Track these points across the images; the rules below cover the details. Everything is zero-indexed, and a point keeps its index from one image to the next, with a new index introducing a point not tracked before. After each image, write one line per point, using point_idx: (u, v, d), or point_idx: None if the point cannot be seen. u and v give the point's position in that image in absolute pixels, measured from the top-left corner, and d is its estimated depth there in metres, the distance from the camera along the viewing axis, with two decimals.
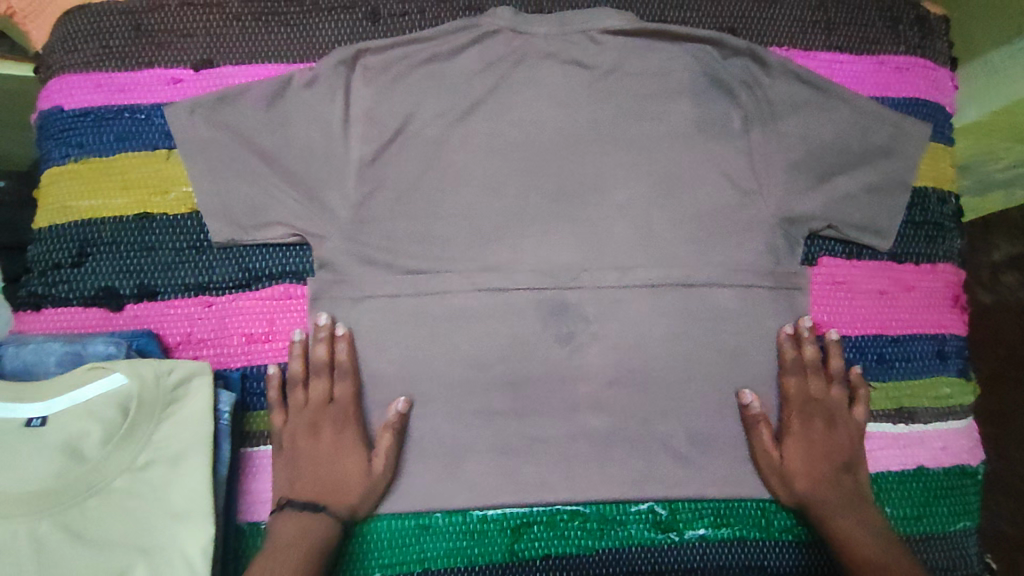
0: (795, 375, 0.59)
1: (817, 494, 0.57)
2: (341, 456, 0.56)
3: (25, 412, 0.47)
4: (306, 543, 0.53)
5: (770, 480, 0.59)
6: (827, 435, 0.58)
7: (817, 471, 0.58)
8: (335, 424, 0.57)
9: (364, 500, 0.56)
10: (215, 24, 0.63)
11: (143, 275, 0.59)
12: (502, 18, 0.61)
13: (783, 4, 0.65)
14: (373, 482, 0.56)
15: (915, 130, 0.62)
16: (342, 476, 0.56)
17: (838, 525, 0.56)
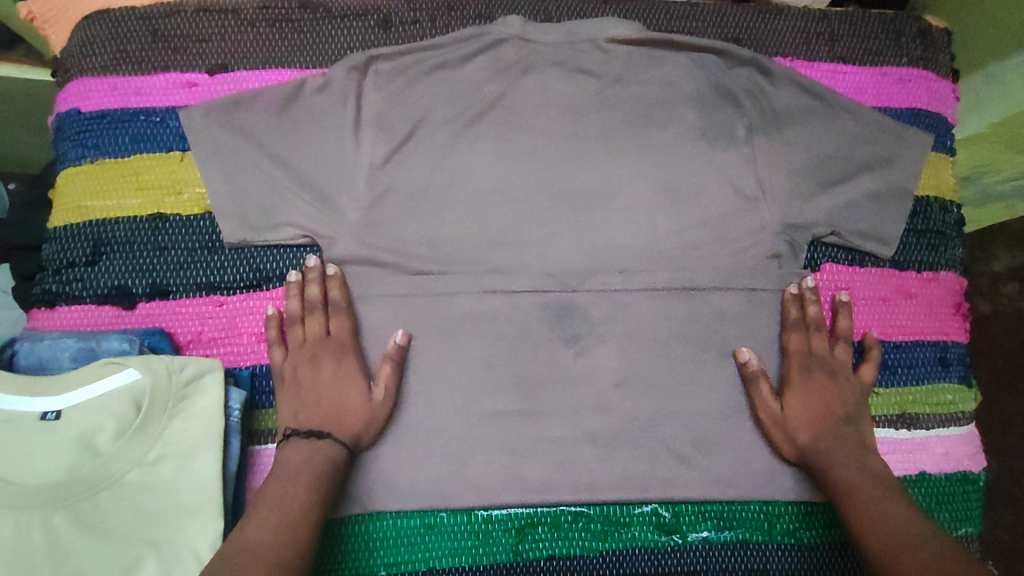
0: (797, 331, 0.60)
1: (819, 447, 0.57)
2: (342, 385, 0.56)
3: (39, 406, 0.48)
4: (316, 464, 0.52)
5: (771, 434, 0.58)
6: (828, 392, 0.58)
7: (817, 424, 0.57)
8: (334, 356, 0.57)
9: (366, 426, 0.56)
10: (230, 30, 0.64)
11: (155, 274, 0.60)
12: (511, 27, 0.63)
13: (787, 15, 0.66)
14: (374, 410, 0.56)
15: (917, 139, 0.63)
16: (343, 403, 0.56)
17: (839, 473, 0.54)
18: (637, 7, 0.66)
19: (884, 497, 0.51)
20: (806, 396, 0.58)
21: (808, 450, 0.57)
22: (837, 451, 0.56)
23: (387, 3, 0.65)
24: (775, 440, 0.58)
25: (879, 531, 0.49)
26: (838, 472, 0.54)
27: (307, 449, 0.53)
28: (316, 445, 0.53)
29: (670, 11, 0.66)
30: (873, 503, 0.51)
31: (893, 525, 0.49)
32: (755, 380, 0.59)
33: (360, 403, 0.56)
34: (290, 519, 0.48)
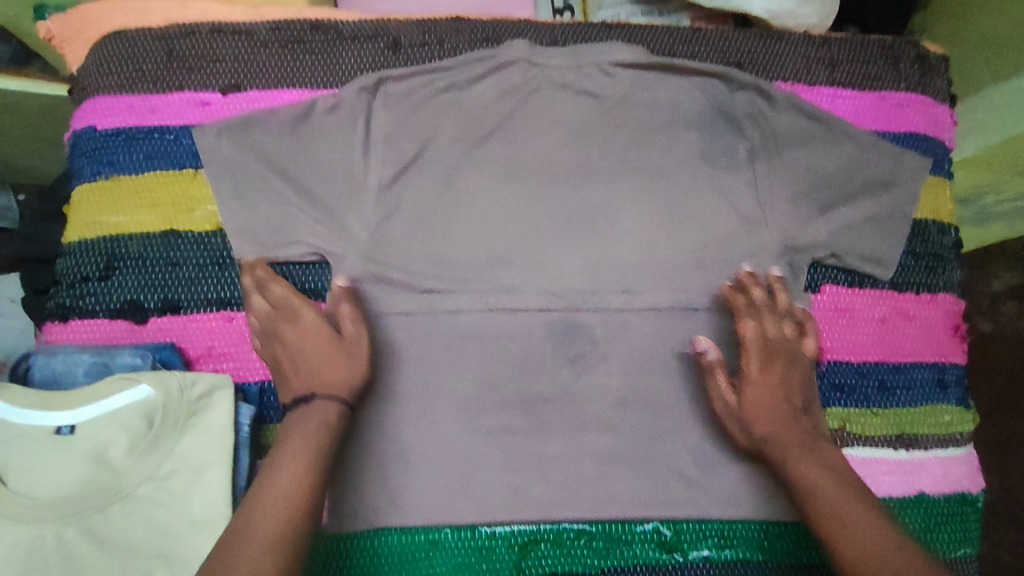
0: (751, 318, 0.59)
1: (777, 438, 0.56)
2: (317, 346, 0.57)
3: (53, 419, 0.49)
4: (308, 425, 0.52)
5: (730, 425, 0.59)
6: (780, 376, 0.58)
7: (775, 415, 0.57)
8: (298, 322, 0.58)
9: (351, 375, 0.56)
10: (243, 51, 0.66)
11: (167, 289, 0.61)
12: (518, 50, 0.64)
13: (788, 41, 0.68)
14: (350, 353, 0.57)
15: (916, 163, 0.65)
16: (324, 361, 0.56)
17: (797, 470, 0.54)
18: (642, 31, 0.68)
19: (843, 496, 0.50)
20: (763, 387, 0.58)
21: (764, 441, 0.56)
22: (793, 445, 0.55)
23: (397, 26, 0.67)
24: (734, 431, 0.59)
25: (839, 540, 0.48)
26: (796, 469, 0.54)
27: (305, 410, 0.54)
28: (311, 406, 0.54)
29: (674, 36, 0.68)
30: (831, 505, 0.50)
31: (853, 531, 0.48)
32: (711, 371, 0.59)
33: (337, 357, 0.57)
34: (300, 474, 0.49)
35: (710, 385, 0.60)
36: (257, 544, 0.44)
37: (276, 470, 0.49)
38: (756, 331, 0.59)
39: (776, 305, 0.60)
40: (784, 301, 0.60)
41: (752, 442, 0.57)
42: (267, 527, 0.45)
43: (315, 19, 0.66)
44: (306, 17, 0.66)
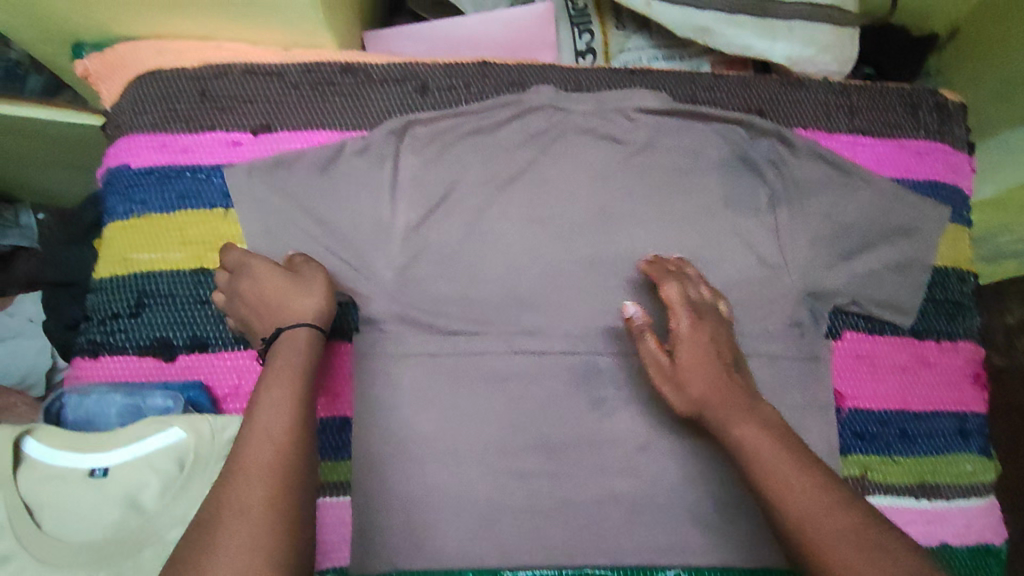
0: (671, 283, 0.58)
1: (713, 397, 0.52)
2: (276, 285, 0.55)
3: (89, 461, 0.51)
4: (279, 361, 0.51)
5: (668, 392, 0.54)
6: (709, 335, 0.55)
7: (712, 374, 0.53)
8: (252, 271, 0.57)
9: (315, 304, 0.55)
10: (275, 92, 0.67)
11: (196, 327, 0.62)
12: (544, 95, 0.66)
13: (809, 87, 0.69)
14: (306, 284, 0.56)
15: (936, 211, 0.65)
16: (286, 296, 0.55)
17: (739, 431, 0.49)
18: (664, 77, 0.69)
19: (791, 461, 0.46)
20: (695, 343, 0.54)
21: (703, 403, 0.52)
22: (732, 406, 0.51)
23: (425, 70, 0.68)
24: (675, 398, 0.54)
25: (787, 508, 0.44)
26: (737, 432, 0.49)
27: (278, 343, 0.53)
28: (282, 339, 0.53)
29: (696, 82, 0.69)
30: (776, 468, 0.46)
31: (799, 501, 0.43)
32: (642, 336, 0.56)
33: (294, 290, 0.55)
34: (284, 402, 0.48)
35: (643, 349, 0.56)
36: (248, 474, 0.44)
37: (257, 403, 0.48)
38: (678, 292, 0.57)
39: (690, 274, 0.60)
40: (694, 273, 0.60)
41: (692, 405, 0.53)
42: (256, 455, 0.45)
43: (344, 61, 0.68)
44: (336, 59, 0.68)
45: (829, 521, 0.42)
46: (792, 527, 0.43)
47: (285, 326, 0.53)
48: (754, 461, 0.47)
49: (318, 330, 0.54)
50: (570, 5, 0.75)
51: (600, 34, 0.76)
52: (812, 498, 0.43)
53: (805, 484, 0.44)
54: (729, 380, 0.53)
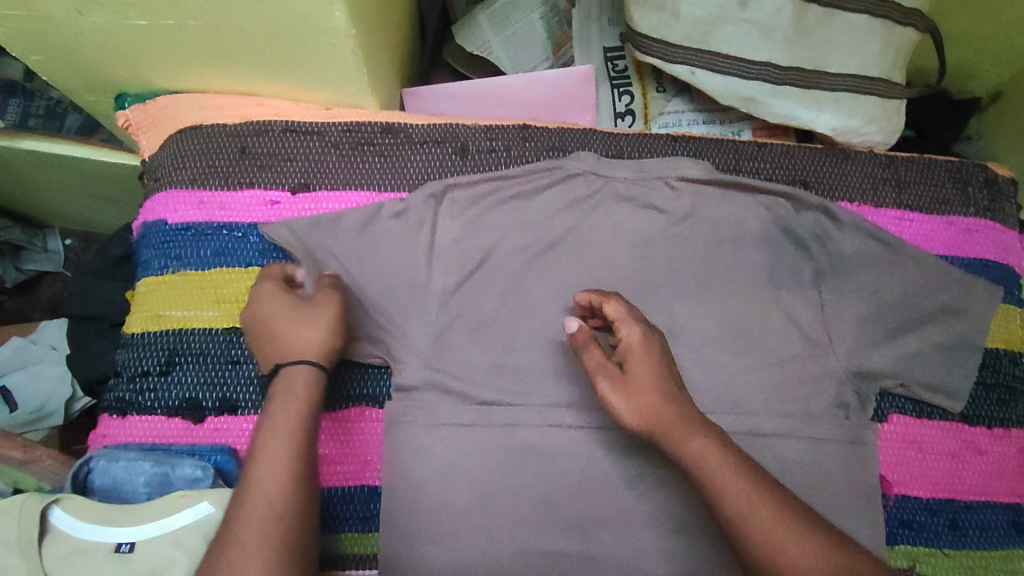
0: (613, 300, 0.53)
1: (667, 415, 0.47)
2: (281, 313, 0.54)
3: (116, 536, 0.50)
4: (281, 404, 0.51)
5: (615, 402, 0.49)
6: (661, 349, 0.51)
7: (664, 387, 0.49)
8: (259, 298, 0.56)
9: (320, 337, 0.54)
10: (315, 151, 0.67)
11: (226, 389, 0.61)
12: (585, 162, 0.65)
13: (854, 160, 0.68)
14: (310, 316, 0.54)
15: (988, 291, 0.63)
16: (292, 324, 0.54)
17: (695, 453, 0.46)
18: (707, 145, 0.68)
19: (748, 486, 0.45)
20: (647, 354, 0.50)
21: (654, 415, 0.47)
22: (683, 419, 0.47)
23: (465, 132, 0.68)
24: (623, 412, 0.49)
25: (761, 547, 0.43)
26: (692, 453, 0.46)
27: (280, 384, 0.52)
28: (286, 378, 0.52)
29: (738, 151, 0.68)
30: (738, 501, 0.44)
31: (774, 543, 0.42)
32: (591, 349, 0.52)
33: (301, 323, 0.54)
34: (282, 456, 0.49)
35: (588, 358, 0.52)
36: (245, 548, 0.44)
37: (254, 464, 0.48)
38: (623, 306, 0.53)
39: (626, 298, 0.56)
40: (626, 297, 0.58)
41: (643, 417, 0.48)
42: (260, 521, 0.46)
43: (386, 121, 0.68)
44: (378, 120, 0.68)
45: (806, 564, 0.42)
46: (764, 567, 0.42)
47: (285, 364, 0.53)
48: (714, 489, 0.45)
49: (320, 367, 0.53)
50: (610, 66, 0.77)
51: (640, 96, 0.77)
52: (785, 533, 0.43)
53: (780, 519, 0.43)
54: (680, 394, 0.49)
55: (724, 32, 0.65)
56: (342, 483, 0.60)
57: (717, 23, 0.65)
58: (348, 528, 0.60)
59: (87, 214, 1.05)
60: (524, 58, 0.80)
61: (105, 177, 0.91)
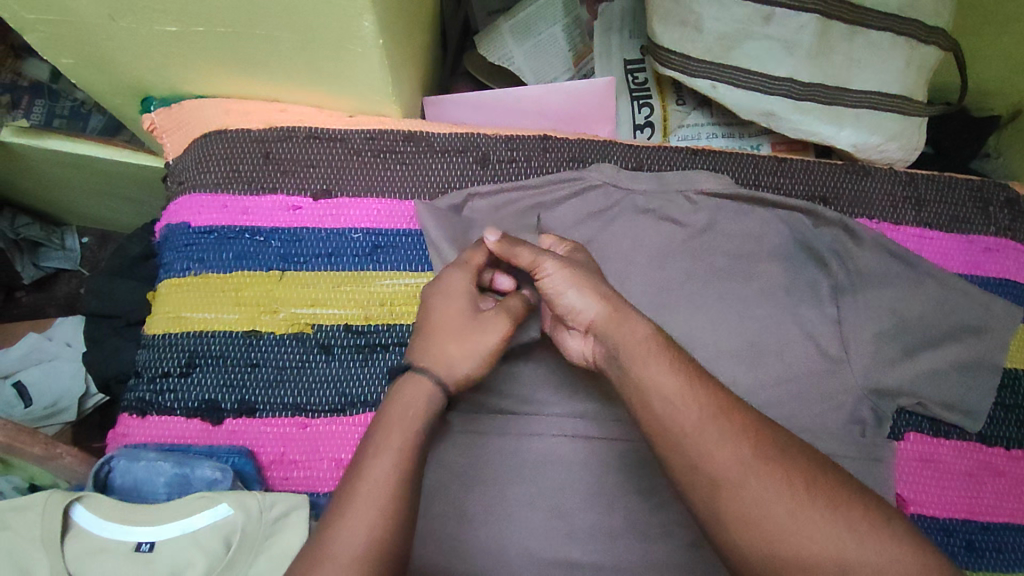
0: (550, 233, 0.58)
1: (607, 314, 0.47)
2: (453, 309, 0.52)
3: (135, 535, 0.51)
4: (413, 412, 0.48)
5: (563, 276, 0.50)
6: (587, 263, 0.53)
7: (598, 286, 0.49)
8: (437, 283, 0.54)
9: (469, 360, 0.51)
10: (337, 157, 0.68)
11: (245, 391, 0.62)
12: (604, 173, 0.66)
13: (874, 177, 0.68)
14: (482, 333, 0.51)
15: (1008, 311, 0.63)
16: (461, 330, 0.51)
17: (633, 332, 0.46)
18: (726, 159, 0.68)
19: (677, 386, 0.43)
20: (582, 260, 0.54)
21: (603, 290, 0.49)
22: (616, 316, 0.47)
23: (486, 142, 0.69)
24: (571, 289, 0.49)
25: (681, 428, 0.41)
26: (626, 328, 0.46)
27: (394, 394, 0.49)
28: (406, 387, 0.49)
29: (757, 165, 0.68)
30: (660, 397, 0.43)
31: (696, 425, 0.41)
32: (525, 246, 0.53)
33: (457, 338, 0.51)
34: (385, 475, 0.44)
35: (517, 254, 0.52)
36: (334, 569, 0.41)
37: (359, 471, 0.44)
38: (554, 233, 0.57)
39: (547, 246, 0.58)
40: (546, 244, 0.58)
41: (593, 295, 0.48)
42: (355, 538, 0.42)
43: (408, 130, 0.69)
44: (400, 129, 0.69)
45: (721, 441, 0.41)
46: (683, 450, 0.41)
47: (413, 368, 0.50)
48: (642, 370, 0.44)
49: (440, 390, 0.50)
50: (629, 78, 0.78)
51: (659, 109, 0.77)
52: (707, 414, 0.41)
53: (706, 403, 0.42)
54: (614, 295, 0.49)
55: (746, 47, 0.66)
56: None
57: (739, 38, 0.65)
58: None
59: (105, 214, 1.07)
60: (546, 68, 0.81)
61: (126, 177, 0.92)
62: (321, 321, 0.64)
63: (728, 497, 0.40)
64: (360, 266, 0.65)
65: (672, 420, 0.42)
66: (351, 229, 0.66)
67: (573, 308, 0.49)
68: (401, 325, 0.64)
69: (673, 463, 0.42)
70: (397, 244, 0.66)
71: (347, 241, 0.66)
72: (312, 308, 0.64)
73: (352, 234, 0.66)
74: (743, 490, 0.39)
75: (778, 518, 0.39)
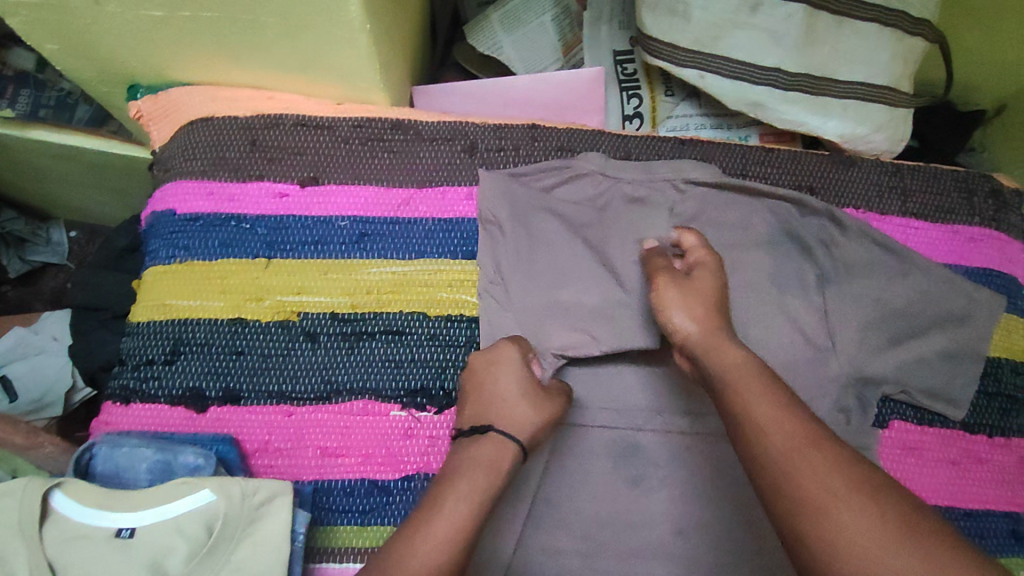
0: (691, 232, 0.61)
1: (702, 338, 0.53)
2: (513, 383, 0.57)
3: (116, 521, 0.51)
4: (489, 462, 0.52)
5: (670, 295, 0.56)
6: (703, 284, 0.56)
7: (698, 309, 0.55)
8: (494, 361, 0.58)
9: (535, 426, 0.55)
10: (324, 145, 0.67)
11: (229, 378, 0.61)
12: (593, 162, 0.66)
13: (860, 167, 0.68)
14: (538, 409, 0.56)
15: (992, 300, 0.63)
16: (519, 401, 0.56)
17: (725, 359, 0.51)
18: (714, 149, 0.69)
19: (775, 406, 0.46)
20: (708, 276, 0.57)
21: (699, 312, 0.55)
22: (712, 337, 0.53)
23: (475, 131, 0.68)
24: (669, 310, 0.56)
25: (772, 456, 0.44)
26: (718, 354, 0.51)
27: (476, 445, 0.54)
28: (487, 440, 0.54)
29: (745, 156, 0.68)
30: (761, 415, 0.46)
31: (786, 451, 0.43)
32: (662, 257, 0.61)
33: (524, 400, 0.56)
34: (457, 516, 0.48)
35: (653, 258, 0.61)
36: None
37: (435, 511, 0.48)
38: (695, 239, 0.60)
39: (687, 247, 0.60)
40: (690, 242, 0.61)
41: (691, 316, 0.54)
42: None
43: (396, 118, 0.69)
44: (388, 117, 0.69)
45: (816, 470, 0.42)
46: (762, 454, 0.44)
47: (495, 428, 0.54)
48: (733, 394, 0.48)
49: (522, 450, 0.54)
50: (619, 70, 0.78)
51: (648, 100, 0.78)
52: (797, 444, 0.43)
53: (794, 433, 0.44)
54: (719, 320, 0.54)
55: (734, 37, 0.66)
56: (341, 477, 0.59)
57: (727, 28, 0.66)
58: (346, 521, 0.58)
59: (89, 207, 1.06)
60: (536, 59, 0.81)
61: (112, 168, 0.91)
62: (307, 309, 0.63)
63: (806, 519, 0.40)
64: (347, 254, 0.65)
65: (764, 446, 0.44)
66: (339, 216, 0.66)
67: (671, 325, 0.55)
68: (388, 313, 0.63)
69: (762, 480, 0.44)
70: (385, 231, 0.65)
71: (334, 229, 0.65)
72: (298, 295, 0.64)
73: (339, 222, 0.65)
74: (825, 518, 0.40)
75: (864, 549, 0.38)
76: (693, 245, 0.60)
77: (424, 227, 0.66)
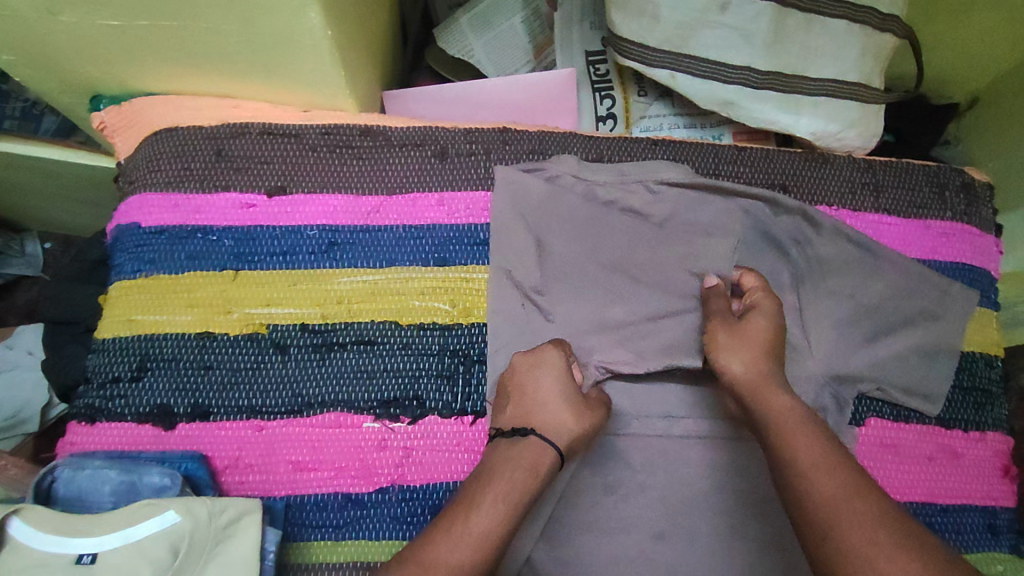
0: (751, 273, 0.62)
1: (756, 376, 0.54)
2: (555, 385, 0.57)
3: (76, 547, 0.49)
4: (529, 464, 0.52)
5: (722, 339, 0.57)
6: (756, 331, 0.57)
7: (755, 355, 0.55)
8: (536, 364, 0.58)
9: (579, 429, 0.55)
10: (292, 154, 0.66)
11: (198, 395, 0.60)
12: (565, 165, 0.66)
13: (833, 164, 0.68)
14: (581, 415, 0.56)
15: (964, 295, 0.64)
16: (561, 404, 0.56)
17: (772, 405, 0.52)
18: (688, 149, 0.68)
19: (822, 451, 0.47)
20: (765, 322, 0.57)
21: (752, 357, 0.55)
22: (767, 381, 0.54)
23: (444, 135, 0.67)
24: (721, 352, 0.57)
25: (814, 500, 0.45)
26: (768, 400, 0.52)
27: (514, 448, 0.54)
28: (526, 444, 0.54)
29: (717, 154, 0.68)
30: (813, 458, 0.47)
31: (831, 497, 0.44)
32: (722, 297, 0.61)
33: (565, 404, 0.56)
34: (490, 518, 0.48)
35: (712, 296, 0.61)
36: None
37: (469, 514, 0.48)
38: (755, 282, 0.61)
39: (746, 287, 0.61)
40: (751, 283, 0.61)
41: (746, 359, 0.55)
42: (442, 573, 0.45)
43: (364, 124, 0.67)
44: (356, 123, 0.67)
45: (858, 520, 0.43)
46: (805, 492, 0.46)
47: (537, 432, 0.54)
48: (778, 438, 0.50)
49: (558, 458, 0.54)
50: (591, 70, 0.78)
51: (621, 100, 0.77)
52: (842, 493, 0.44)
53: (839, 484, 0.45)
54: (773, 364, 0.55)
55: (703, 37, 0.65)
56: (315, 492, 0.58)
57: (696, 27, 0.65)
58: (320, 536, 0.57)
59: (63, 218, 1.04)
60: (507, 60, 0.81)
61: (80, 178, 0.90)
62: (277, 320, 0.62)
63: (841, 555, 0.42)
64: (316, 264, 0.63)
65: (807, 491, 0.46)
66: (308, 226, 0.64)
67: (720, 365, 0.56)
68: (358, 323, 0.62)
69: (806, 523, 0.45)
70: (355, 240, 0.64)
71: (303, 238, 0.64)
72: (267, 307, 0.62)
73: (308, 231, 0.64)
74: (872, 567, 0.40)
75: None
76: (753, 287, 0.61)
77: (395, 235, 0.65)
